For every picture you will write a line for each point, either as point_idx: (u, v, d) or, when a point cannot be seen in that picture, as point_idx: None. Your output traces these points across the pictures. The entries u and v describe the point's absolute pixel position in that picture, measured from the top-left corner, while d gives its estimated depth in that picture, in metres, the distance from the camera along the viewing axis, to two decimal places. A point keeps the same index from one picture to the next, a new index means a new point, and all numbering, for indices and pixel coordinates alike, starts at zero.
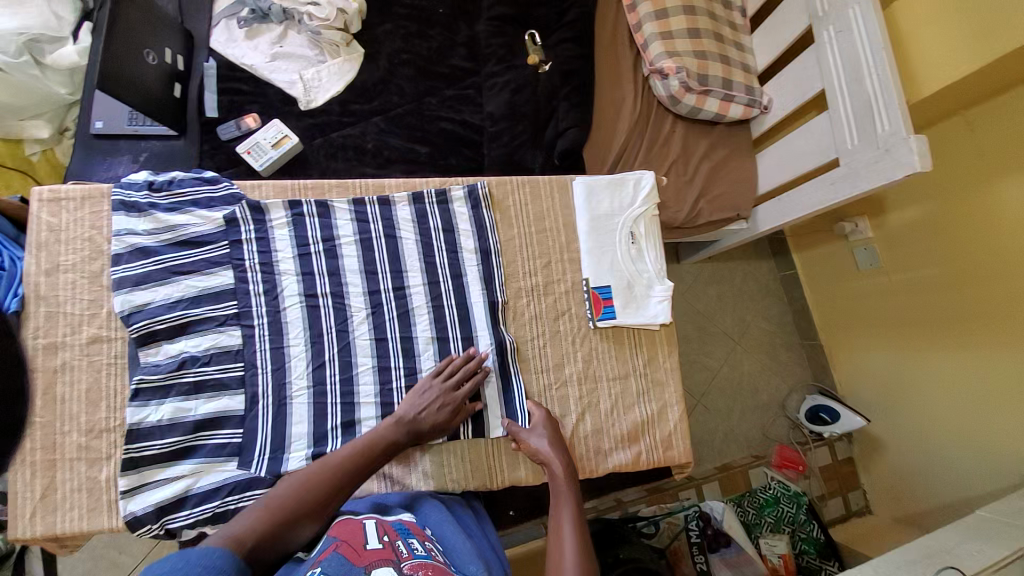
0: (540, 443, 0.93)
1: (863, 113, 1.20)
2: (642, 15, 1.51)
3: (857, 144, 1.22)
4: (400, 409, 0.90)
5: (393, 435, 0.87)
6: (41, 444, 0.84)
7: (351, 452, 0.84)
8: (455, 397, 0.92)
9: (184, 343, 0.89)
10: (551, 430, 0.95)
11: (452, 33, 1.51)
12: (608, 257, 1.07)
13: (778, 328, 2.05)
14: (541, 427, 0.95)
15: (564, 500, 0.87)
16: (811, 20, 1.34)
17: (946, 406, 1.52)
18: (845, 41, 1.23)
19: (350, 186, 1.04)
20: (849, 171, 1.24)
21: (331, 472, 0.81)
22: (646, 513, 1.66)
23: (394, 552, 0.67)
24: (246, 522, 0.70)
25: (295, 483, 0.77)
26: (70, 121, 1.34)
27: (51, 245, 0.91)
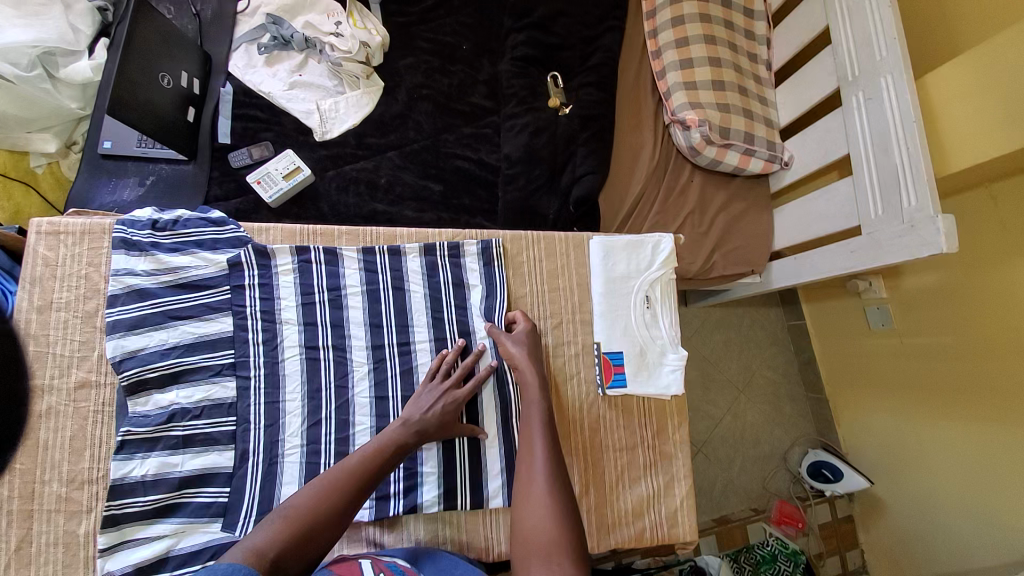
0: (515, 349, 0.95)
1: (889, 184, 1.17)
2: (667, 63, 1.49)
3: (881, 216, 1.19)
4: (406, 411, 0.88)
5: (406, 434, 0.85)
6: (19, 492, 0.80)
7: (367, 450, 0.82)
8: (460, 395, 0.91)
9: (176, 393, 0.85)
10: (530, 341, 0.96)
11: (474, 70, 1.49)
12: (621, 321, 1.03)
13: (783, 379, 2.02)
14: (521, 337, 0.97)
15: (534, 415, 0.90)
16: (839, 83, 1.32)
17: (952, 476, 1.47)
18: (874, 108, 1.21)
19: (360, 232, 1.01)
20: (871, 241, 1.21)
21: (349, 475, 0.78)
22: (639, 566, 1.59)
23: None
24: (266, 533, 0.68)
25: (314, 492, 0.75)
26: (78, 135, 1.31)
27: (45, 281, 0.87)
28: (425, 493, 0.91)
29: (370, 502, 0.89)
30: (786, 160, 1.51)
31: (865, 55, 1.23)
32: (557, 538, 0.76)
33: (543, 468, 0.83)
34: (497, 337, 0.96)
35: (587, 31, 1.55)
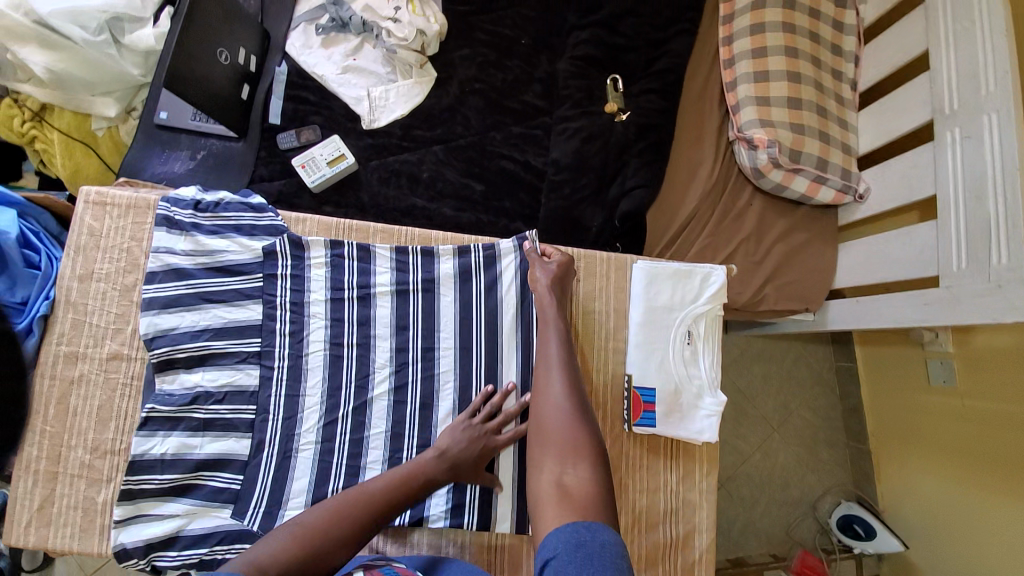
0: (542, 276, 0.92)
1: (979, 236, 1.03)
2: (739, 75, 1.38)
3: (964, 269, 1.06)
4: (442, 442, 0.86)
5: (441, 469, 0.84)
6: (47, 453, 0.83)
7: (392, 476, 0.81)
8: (495, 442, 0.88)
9: (202, 375, 0.86)
10: (557, 267, 0.93)
11: (530, 67, 1.42)
12: (658, 355, 0.96)
13: (823, 423, 1.87)
14: (550, 263, 0.93)
15: (551, 330, 0.87)
16: (933, 114, 1.17)
17: (1000, 554, 1.33)
18: (970, 149, 1.06)
19: (396, 232, 0.98)
20: (948, 296, 1.09)
21: (368, 498, 0.77)
22: None
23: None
24: (271, 547, 0.67)
25: (326, 511, 0.74)
26: (137, 102, 1.35)
27: (88, 250, 0.89)
28: (432, 507, 0.88)
29: None
30: (861, 192, 1.38)
31: (970, 85, 1.08)
32: (573, 441, 0.73)
33: (559, 374, 0.81)
34: (530, 260, 0.94)
35: (655, 34, 1.44)
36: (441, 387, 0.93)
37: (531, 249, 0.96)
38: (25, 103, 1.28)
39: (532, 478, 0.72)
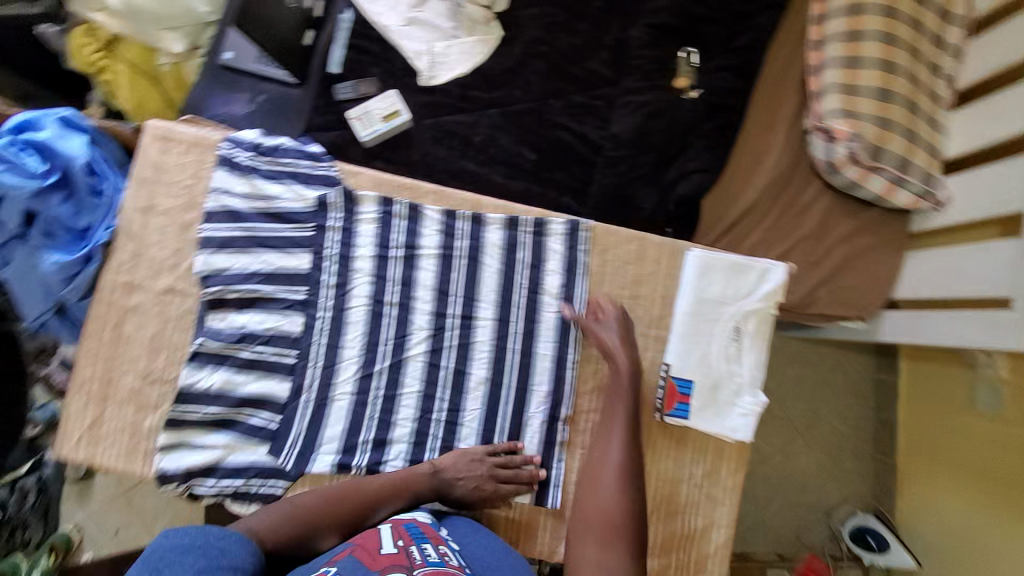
0: (606, 336, 0.91)
1: None
2: (828, 58, 1.26)
3: None
4: (444, 464, 0.88)
5: (436, 491, 0.87)
6: (100, 376, 0.87)
7: (390, 480, 0.85)
8: (496, 492, 0.88)
9: (250, 316, 0.89)
10: (624, 327, 0.91)
11: (600, 32, 1.34)
12: (701, 348, 0.92)
13: (849, 434, 1.79)
14: (614, 322, 0.92)
15: (618, 404, 0.89)
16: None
17: None
18: None
19: (446, 194, 0.96)
20: None
21: (362, 493, 0.83)
22: None
23: (407, 558, 0.69)
24: (268, 518, 0.78)
25: (324, 497, 0.81)
26: (203, 40, 1.38)
27: (152, 183, 0.90)
28: None
29: (404, 462, 0.91)
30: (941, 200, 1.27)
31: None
32: (620, 527, 0.81)
33: (618, 448, 0.86)
34: (588, 326, 0.92)
35: (739, 7, 1.36)
36: (476, 353, 0.93)
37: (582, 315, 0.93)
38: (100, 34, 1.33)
39: (573, 554, 0.81)
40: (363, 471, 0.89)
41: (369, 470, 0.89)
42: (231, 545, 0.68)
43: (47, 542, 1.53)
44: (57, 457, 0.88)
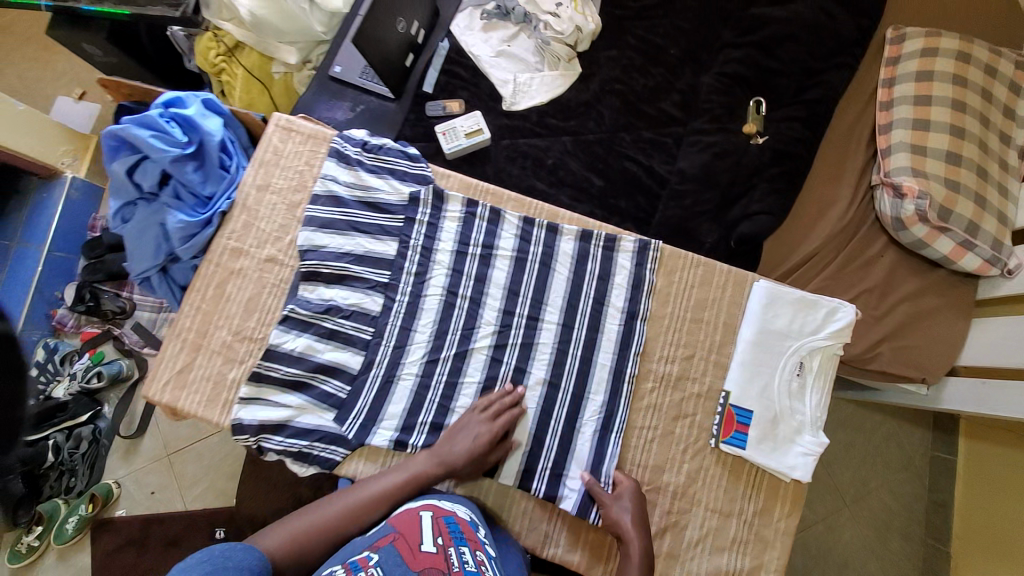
0: (622, 516, 0.87)
1: None
2: (896, 119, 1.31)
3: None
4: (436, 444, 0.91)
5: (432, 470, 0.89)
6: (197, 327, 0.97)
7: (389, 482, 0.86)
8: (485, 459, 0.90)
9: (337, 291, 0.97)
10: (638, 508, 0.88)
11: (673, 77, 1.43)
12: (762, 378, 0.93)
13: (901, 511, 1.68)
14: (627, 500, 0.88)
15: None
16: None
17: None
18: None
19: (527, 203, 1.03)
20: None
21: (362, 502, 0.85)
22: None
23: (446, 561, 0.69)
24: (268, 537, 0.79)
25: (326, 520, 0.82)
26: (313, 55, 1.58)
27: (269, 165, 1.02)
28: (506, 464, 0.93)
29: None
30: (1011, 268, 1.26)
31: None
32: None
33: None
34: (601, 501, 0.89)
35: (814, 63, 1.40)
36: (537, 353, 0.97)
37: (594, 483, 0.90)
38: (224, 39, 1.57)
39: None
40: (418, 450, 0.93)
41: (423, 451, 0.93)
42: (236, 552, 0.70)
43: (88, 490, 1.76)
44: (144, 396, 0.96)
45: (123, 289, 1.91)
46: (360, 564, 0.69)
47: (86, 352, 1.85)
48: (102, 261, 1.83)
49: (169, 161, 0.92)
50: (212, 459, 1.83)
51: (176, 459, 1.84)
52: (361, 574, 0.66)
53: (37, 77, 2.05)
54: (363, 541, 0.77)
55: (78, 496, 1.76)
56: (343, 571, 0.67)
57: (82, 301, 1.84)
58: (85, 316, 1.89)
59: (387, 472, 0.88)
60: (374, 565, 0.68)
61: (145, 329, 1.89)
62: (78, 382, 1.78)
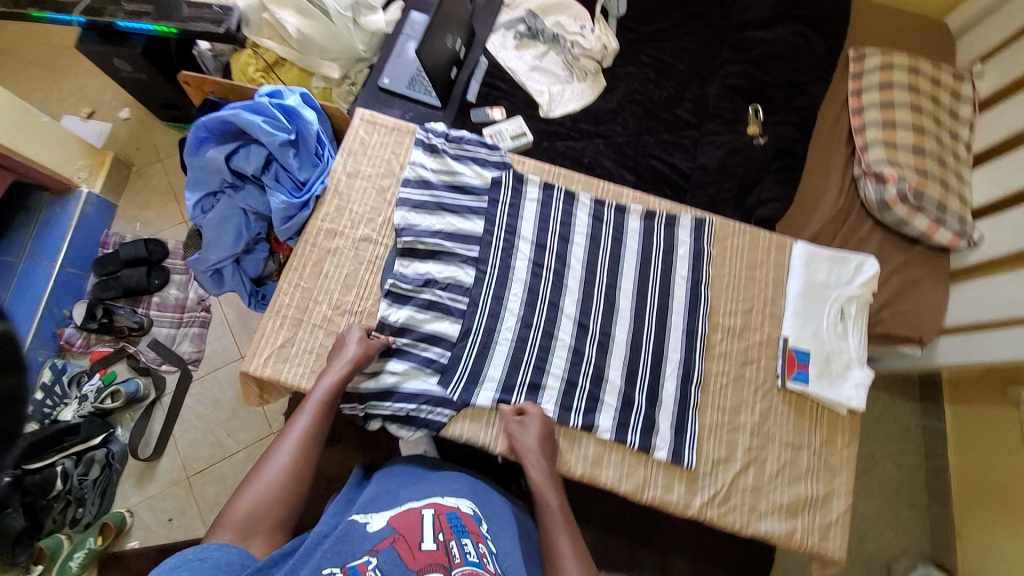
0: (527, 441, 0.93)
1: None
2: (868, 121, 1.52)
3: None
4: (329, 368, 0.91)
5: (334, 381, 0.90)
6: (297, 303, 1.00)
7: (306, 420, 0.85)
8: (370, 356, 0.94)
9: (431, 267, 1.04)
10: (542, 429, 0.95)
11: (683, 89, 1.65)
12: (813, 323, 1.08)
13: (903, 481, 1.65)
14: (534, 425, 0.95)
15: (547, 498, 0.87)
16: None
17: None
18: None
19: (595, 185, 1.16)
20: None
21: (299, 445, 0.83)
22: None
23: (447, 556, 0.71)
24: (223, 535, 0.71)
25: (275, 480, 0.78)
26: (353, 72, 1.61)
27: (358, 154, 1.10)
28: (601, 418, 1.00)
29: (555, 407, 1.00)
30: (976, 239, 1.44)
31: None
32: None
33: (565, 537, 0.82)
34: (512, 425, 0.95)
35: (797, 77, 1.65)
36: (617, 312, 1.07)
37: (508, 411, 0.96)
38: (264, 55, 1.54)
39: None
40: (520, 408, 0.99)
41: (525, 409, 0.98)
42: (211, 553, 0.66)
43: (98, 521, 1.45)
44: (241, 372, 0.98)
45: (138, 305, 1.67)
46: (359, 569, 0.67)
47: (96, 373, 1.58)
48: (116, 277, 1.64)
49: (275, 145, 1.02)
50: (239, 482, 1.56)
51: (198, 480, 1.56)
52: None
53: (31, 89, 1.86)
54: (364, 533, 0.73)
55: (86, 529, 1.44)
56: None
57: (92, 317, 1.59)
58: (95, 334, 1.63)
59: (297, 414, 0.86)
60: (373, 568, 0.67)
61: (165, 345, 1.64)
62: (91, 403, 1.51)
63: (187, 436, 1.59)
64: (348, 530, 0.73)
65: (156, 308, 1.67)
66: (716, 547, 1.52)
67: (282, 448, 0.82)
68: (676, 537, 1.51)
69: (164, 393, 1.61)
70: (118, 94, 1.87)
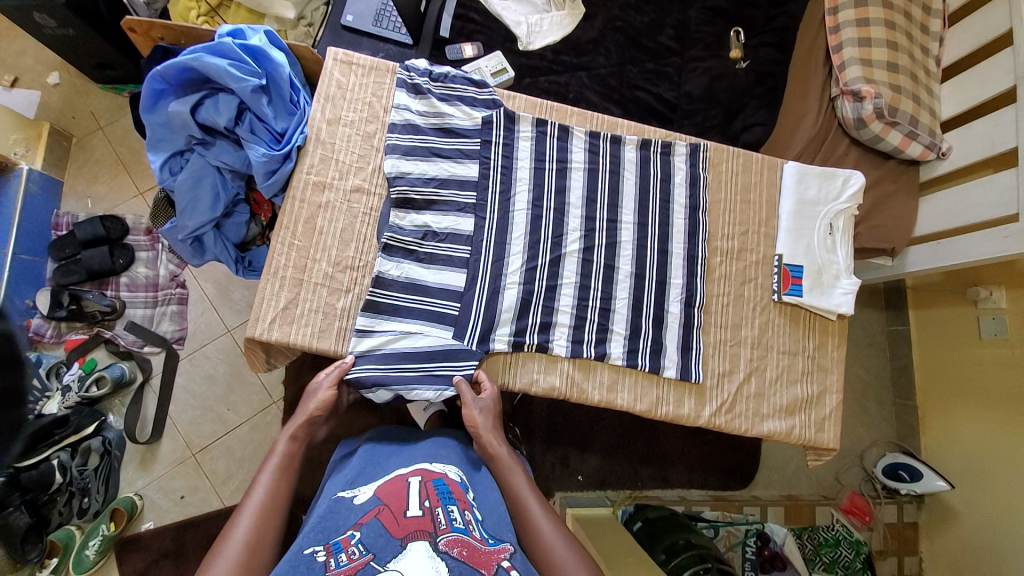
0: (479, 413, 0.92)
1: None
2: (844, 40, 1.40)
3: None
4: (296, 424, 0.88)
5: (292, 439, 0.87)
6: (294, 263, 0.96)
7: (269, 477, 0.82)
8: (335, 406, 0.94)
9: (429, 216, 1.00)
10: (493, 404, 0.95)
11: (664, 14, 1.60)
12: (805, 239, 1.12)
13: (873, 380, 1.79)
14: (486, 400, 0.94)
15: (509, 464, 0.90)
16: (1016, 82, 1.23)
17: None
18: None
19: (589, 117, 1.13)
20: None
21: (266, 497, 0.79)
22: (708, 516, 1.56)
23: (433, 523, 0.66)
24: None
25: (235, 559, 0.71)
26: (309, 11, 1.36)
27: (336, 99, 1.03)
28: (613, 347, 1.03)
29: (568, 342, 1.02)
30: (944, 150, 1.39)
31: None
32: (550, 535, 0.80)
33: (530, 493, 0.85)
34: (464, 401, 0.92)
35: None
36: (620, 246, 1.07)
37: (463, 382, 0.94)
38: None
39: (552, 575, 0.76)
40: (534, 347, 1.00)
41: (539, 347, 1.00)
42: None
43: (107, 508, 1.38)
44: (247, 340, 0.94)
45: (107, 287, 1.48)
46: (342, 544, 0.63)
47: (75, 362, 1.44)
48: (77, 260, 1.45)
49: (247, 92, 0.93)
50: (246, 450, 1.48)
51: (204, 457, 1.47)
52: (345, 557, 0.61)
53: None
54: (349, 509, 0.69)
55: (96, 517, 1.37)
56: (324, 553, 0.62)
57: (59, 305, 1.43)
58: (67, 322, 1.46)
59: (259, 475, 0.82)
60: (356, 542, 0.62)
61: (144, 327, 1.49)
62: (76, 393, 1.38)
63: (184, 414, 1.48)
64: (334, 506, 0.71)
65: (126, 289, 1.48)
66: (712, 455, 1.64)
67: (244, 513, 0.77)
68: (675, 451, 1.62)
69: (152, 375, 1.48)
70: (42, 56, 1.59)
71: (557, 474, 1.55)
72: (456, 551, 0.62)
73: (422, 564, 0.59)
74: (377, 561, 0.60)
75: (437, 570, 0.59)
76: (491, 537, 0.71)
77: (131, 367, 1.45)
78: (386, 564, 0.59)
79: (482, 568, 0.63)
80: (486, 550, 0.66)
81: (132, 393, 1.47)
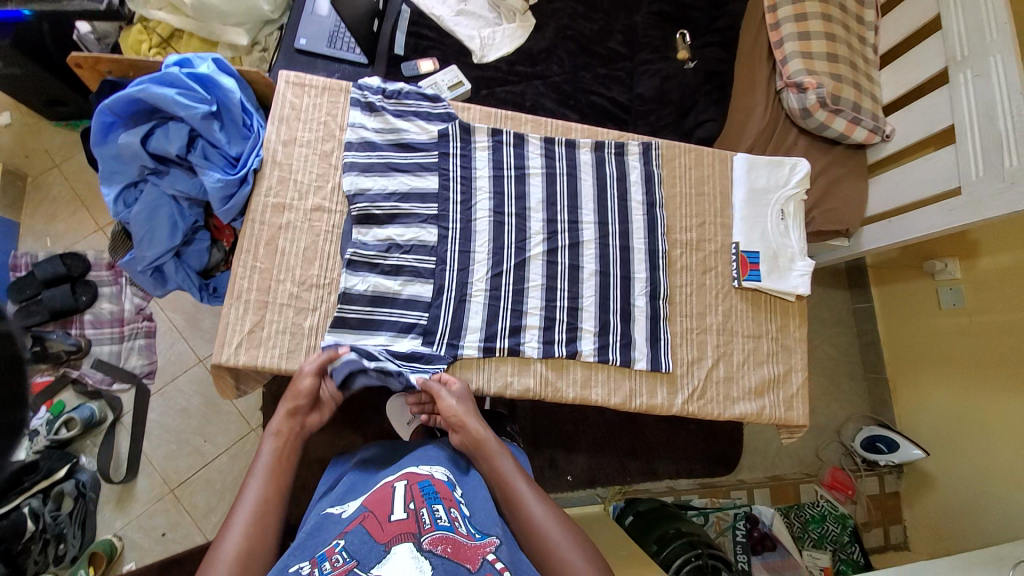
0: (458, 407, 0.91)
1: (990, 150, 1.16)
2: (785, 35, 1.47)
3: (980, 177, 1.17)
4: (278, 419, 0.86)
5: (277, 438, 0.84)
6: (257, 286, 0.96)
7: (259, 478, 0.79)
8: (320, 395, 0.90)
9: (392, 230, 1.01)
10: (468, 399, 0.93)
11: (612, 21, 1.66)
12: (760, 226, 1.17)
13: (843, 357, 1.86)
14: (461, 394, 0.93)
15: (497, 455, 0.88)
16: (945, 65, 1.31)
17: (1000, 454, 1.41)
18: (980, 87, 1.20)
19: (543, 123, 1.16)
20: (969, 201, 1.19)
21: (258, 500, 0.76)
22: (697, 504, 1.59)
23: (417, 523, 0.66)
24: None
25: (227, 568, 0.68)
26: (263, 37, 1.38)
27: (291, 121, 1.04)
28: (583, 344, 1.05)
29: (539, 343, 1.03)
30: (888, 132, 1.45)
31: (976, 35, 1.22)
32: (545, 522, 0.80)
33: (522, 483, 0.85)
34: (438, 396, 0.91)
35: None
36: (582, 245, 1.10)
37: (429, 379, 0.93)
38: (155, 29, 1.31)
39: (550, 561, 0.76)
40: (506, 351, 1.01)
41: (511, 351, 1.01)
42: None
43: (85, 552, 1.33)
44: (213, 366, 0.94)
45: (71, 325, 1.45)
46: (327, 555, 0.63)
47: (42, 406, 1.39)
48: (38, 301, 1.41)
49: (197, 119, 0.94)
50: (227, 480, 1.45)
51: (184, 491, 1.43)
52: (328, 565, 0.60)
53: None
54: (338, 521, 0.69)
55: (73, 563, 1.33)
56: (309, 566, 0.61)
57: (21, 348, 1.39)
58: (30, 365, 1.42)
59: (247, 481, 0.79)
60: (340, 550, 0.62)
61: (112, 364, 1.45)
62: (44, 436, 1.34)
63: (158, 449, 1.45)
64: (321, 523, 0.71)
65: (91, 327, 1.45)
66: (695, 444, 1.67)
67: (236, 521, 0.74)
68: (658, 443, 1.64)
69: (124, 412, 1.45)
70: None
71: (545, 476, 1.55)
72: (440, 548, 0.62)
73: (407, 564, 0.59)
74: (361, 567, 0.59)
75: (421, 569, 0.59)
76: (478, 532, 0.71)
77: (100, 406, 1.42)
78: (370, 569, 0.59)
79: (467, 562, 0.63)
80: (472, 544, 0.66)
81: (103, 431, 1.43)
